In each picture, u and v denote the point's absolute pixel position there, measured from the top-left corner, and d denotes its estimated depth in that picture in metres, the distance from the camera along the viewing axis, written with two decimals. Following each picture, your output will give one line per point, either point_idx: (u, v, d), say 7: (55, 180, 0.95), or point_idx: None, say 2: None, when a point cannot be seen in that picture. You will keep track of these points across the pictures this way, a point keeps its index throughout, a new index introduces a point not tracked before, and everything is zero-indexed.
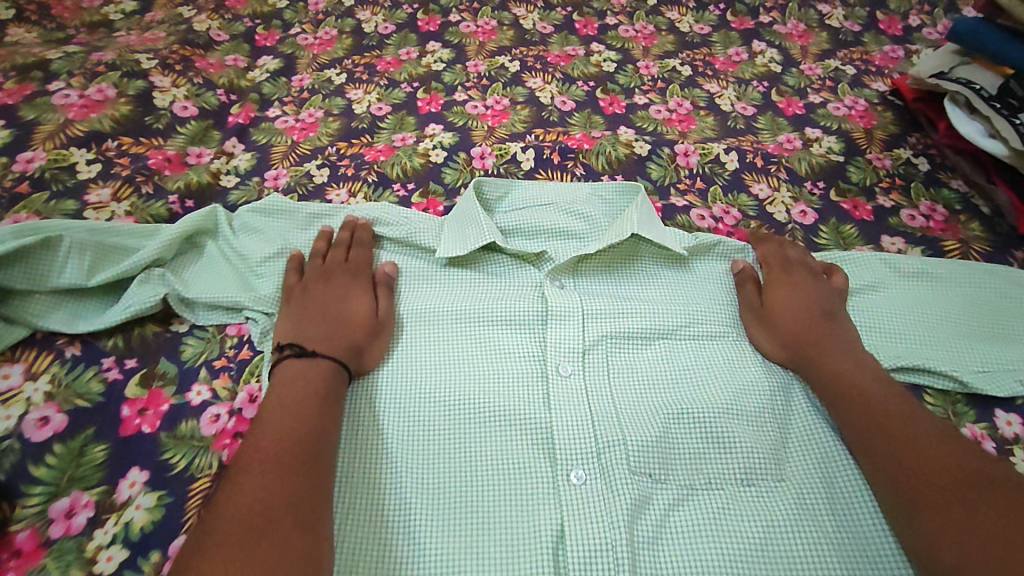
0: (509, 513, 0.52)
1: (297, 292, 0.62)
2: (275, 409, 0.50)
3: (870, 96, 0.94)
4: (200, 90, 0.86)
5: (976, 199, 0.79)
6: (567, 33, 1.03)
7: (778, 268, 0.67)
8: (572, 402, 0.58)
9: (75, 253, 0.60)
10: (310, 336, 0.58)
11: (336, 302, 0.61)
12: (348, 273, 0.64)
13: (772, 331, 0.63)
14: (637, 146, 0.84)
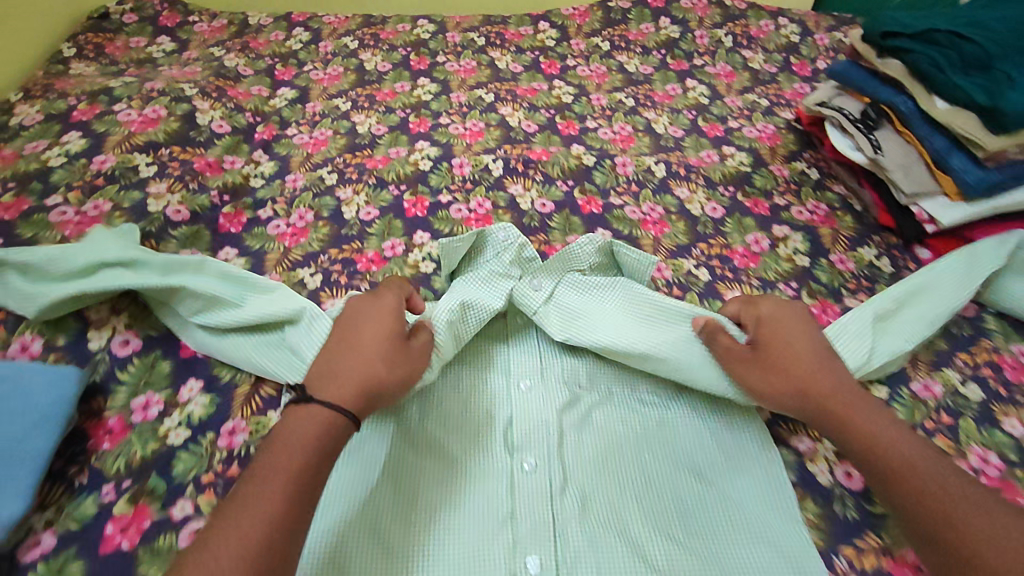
0: (513, 491, 0.64)
1: (325, 355, 0.62)
2: (287, 451, 0.53)
3: (778, 123, 1.15)
4: (232, 112, 1.06)
5: (851, 199, 1.00)
6: (534, 72, 1.25)
7: (768, 315, 0.71)
8: (524, 340, 0.78)
9: (142, 279, 0.74)
10: (335, 382, 0.59)
11: (366, 336, 0.63)
12: (378, 326, 0.64)
13: (760, 374, 0.66)
14: (585, 158, 1.05)
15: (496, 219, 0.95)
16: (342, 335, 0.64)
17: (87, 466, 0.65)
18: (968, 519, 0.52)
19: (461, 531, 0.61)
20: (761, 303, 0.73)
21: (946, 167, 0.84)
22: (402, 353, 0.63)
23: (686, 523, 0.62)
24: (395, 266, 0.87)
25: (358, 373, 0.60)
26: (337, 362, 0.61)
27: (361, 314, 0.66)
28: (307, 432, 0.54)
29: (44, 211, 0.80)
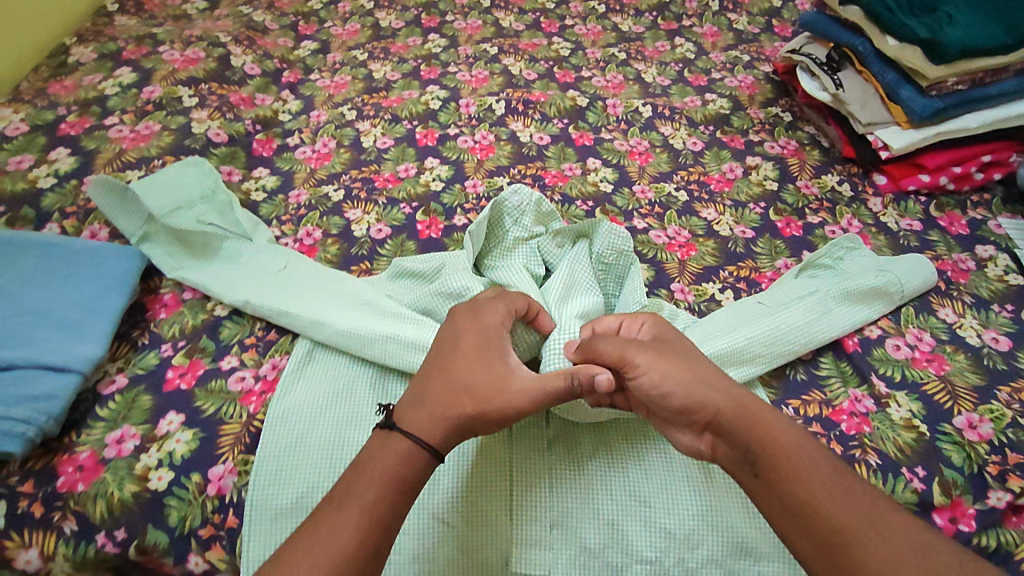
0: (523, 480, 0.63)
1: (431, 385, 0.58)
2: (347, 481, 0.53)
3: (758, 74, 1.25)
4: (262, 58, 1.17)
5: (820, 136, 1.10)
6: (535, 30, 1.36)
7: (663, 332, 0.63)
8: None
9: (220, 240, 0.81)
10: (437, 415, 0.56)
11: (471, 366, 0.58)
12: (486, 355, 0.59)
13: (655, 359, 0.58)
14: (580, 101, 1.16)
15: (497, 149, 1.05)
16: (440, 357, 0.60)
17: (148, 330, 0.75)
18: (863, 535, 0.48)
19: (484, 525, 0.61)
20: (640, 318, 0.66)
21: (896, 98, 0.95)
22: (495, 373, 0.57)
23: (690, 490, 0.63)
24: (407, 185, 0.98)
25: (451, 400, 0.56)
26: (434, 387, 0.58)
27: (466, 331, 0.61)
28: (381, 469, 0.53)
29: (104, 129, 0.93)
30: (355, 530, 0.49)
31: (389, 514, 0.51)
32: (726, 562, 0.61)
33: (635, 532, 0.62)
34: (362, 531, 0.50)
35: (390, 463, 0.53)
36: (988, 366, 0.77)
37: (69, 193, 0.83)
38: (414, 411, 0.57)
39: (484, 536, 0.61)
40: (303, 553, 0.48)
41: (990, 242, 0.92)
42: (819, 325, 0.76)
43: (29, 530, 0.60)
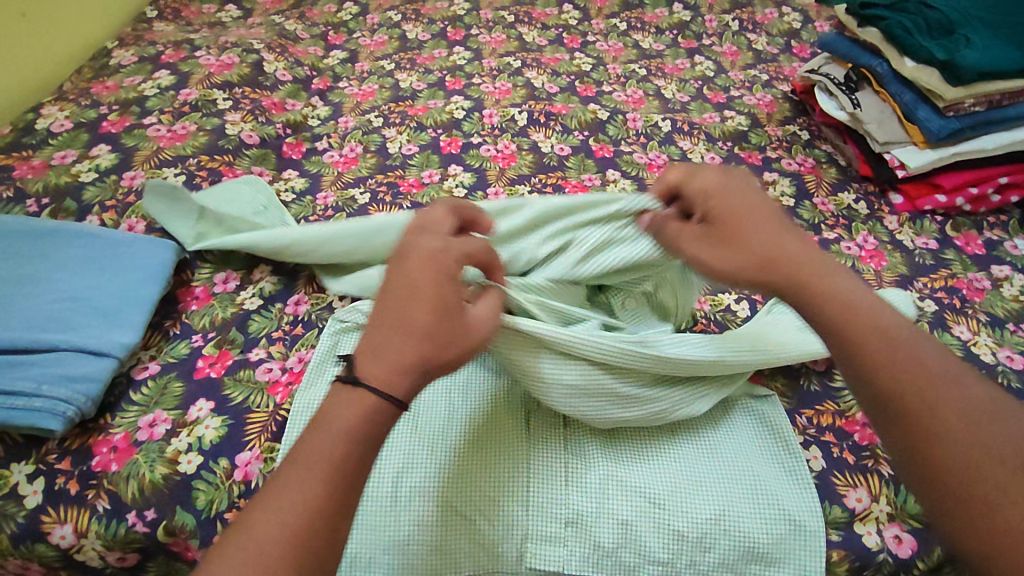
0: (542, 477, 0.65)
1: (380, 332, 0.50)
2: (314, 428, 0.46)
3: (777, 93, 1.27)
4: (293, 65, 1.21)
5: (837, 155, 1.11)
6: (558, 45, 1.39)
7: (712, 185, 0.61)
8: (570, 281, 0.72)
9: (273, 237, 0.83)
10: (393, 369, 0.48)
11: (409, 306, 0.50)
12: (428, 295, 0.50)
13: (705, 246, 0.59)
14: (600, 114, 1.18)
15: (519, 158, 1.08)
16: (391, 304, 0.50)
17: (179, 321, 0.78)
18: (895, 370, 0.47)
19: (501, 519, 0.63)
20: (697, 171, 0.63)
21: (914, 118, 0.97)
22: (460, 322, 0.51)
23: (708, 492, 0.64)
24: (431, 190, 1.00)
25: (410, 344, 0.49)
26: (391, 332, 0.49)
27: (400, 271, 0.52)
28: (353, 415, 0.46)
29: (142, 128, 0.97)
30: (313, 516, 0.42)
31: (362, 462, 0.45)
32: (741, 564, 0.62)
33: (651, 532, 0.63)
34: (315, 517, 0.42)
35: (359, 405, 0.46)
36: (1003, 384, 0.77)
37: (109, 187, 0.87)
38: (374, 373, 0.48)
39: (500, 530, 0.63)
40: (266, 516, 0.42)
41: (1006, 262, 0.93)
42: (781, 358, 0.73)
43: (64, 506, 0.62)
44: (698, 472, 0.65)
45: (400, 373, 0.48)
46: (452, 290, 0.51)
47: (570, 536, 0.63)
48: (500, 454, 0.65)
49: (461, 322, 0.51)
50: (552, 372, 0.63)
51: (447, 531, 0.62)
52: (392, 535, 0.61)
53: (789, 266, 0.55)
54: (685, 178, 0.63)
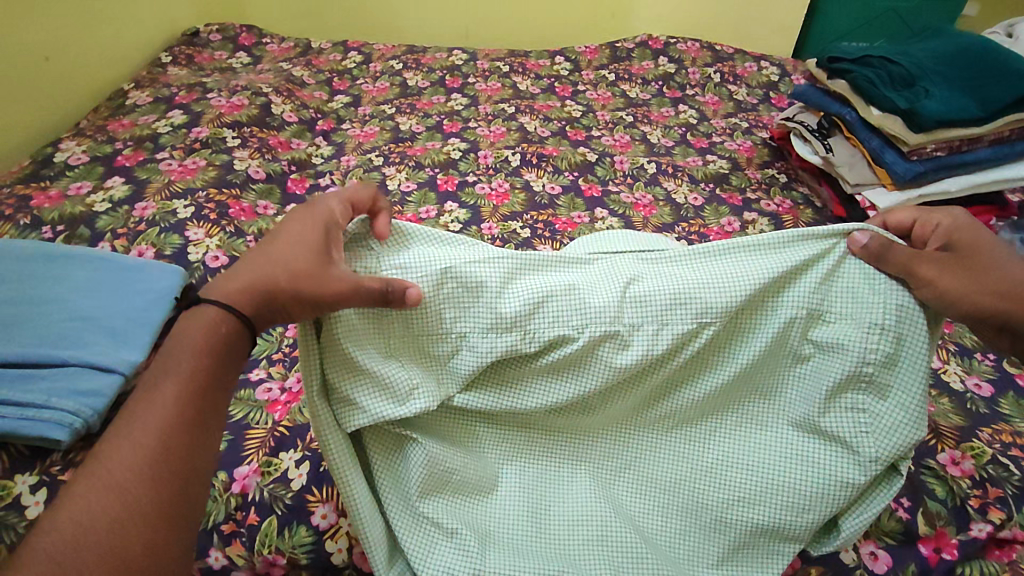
0: (558, 497, 0.63)
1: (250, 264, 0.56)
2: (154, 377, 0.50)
3: (756, 140, 1.34)
4: (300, 108, 1.28)
5: (814, 197, 1.17)
6: (550, 93, 1.48)
7: (950, 221, 0.61)
8: (549, 311, 0.59)
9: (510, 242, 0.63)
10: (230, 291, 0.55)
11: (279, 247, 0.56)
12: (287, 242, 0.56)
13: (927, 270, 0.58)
14: (589, 156, 1.24)
15: (512, 197, 1.12)
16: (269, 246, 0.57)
17: None
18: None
19: (575, 513, 0.63)
20: (934, 210, 0.63)
21: (881, 162, 1.03)
22: (317, 261, 0.54)
23: (753, 498, 0.61)
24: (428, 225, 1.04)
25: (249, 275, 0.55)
26: (245, 264, 0.56)
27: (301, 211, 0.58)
28: (194, 336, 0.52)
29: (154, 163, 1.02)
30: (154, 434, 0.46)
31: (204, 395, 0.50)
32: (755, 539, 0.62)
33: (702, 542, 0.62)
34: (152, 461, 0.45)
35: (189, 335, 0.52)
36: (972, 410, 0.80)
37: (121, 217, 0.91)
38: (194, 323, 0.53)
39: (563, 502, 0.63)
40: (98, 477, 0.44)
41: None
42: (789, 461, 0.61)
43: None
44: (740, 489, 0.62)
45: (241, 298, 0.54)
46: (294, 233, 0.56)
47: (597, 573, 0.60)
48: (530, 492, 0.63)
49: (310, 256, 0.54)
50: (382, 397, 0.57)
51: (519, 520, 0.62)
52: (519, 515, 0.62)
53: (985, 278, 0.59)
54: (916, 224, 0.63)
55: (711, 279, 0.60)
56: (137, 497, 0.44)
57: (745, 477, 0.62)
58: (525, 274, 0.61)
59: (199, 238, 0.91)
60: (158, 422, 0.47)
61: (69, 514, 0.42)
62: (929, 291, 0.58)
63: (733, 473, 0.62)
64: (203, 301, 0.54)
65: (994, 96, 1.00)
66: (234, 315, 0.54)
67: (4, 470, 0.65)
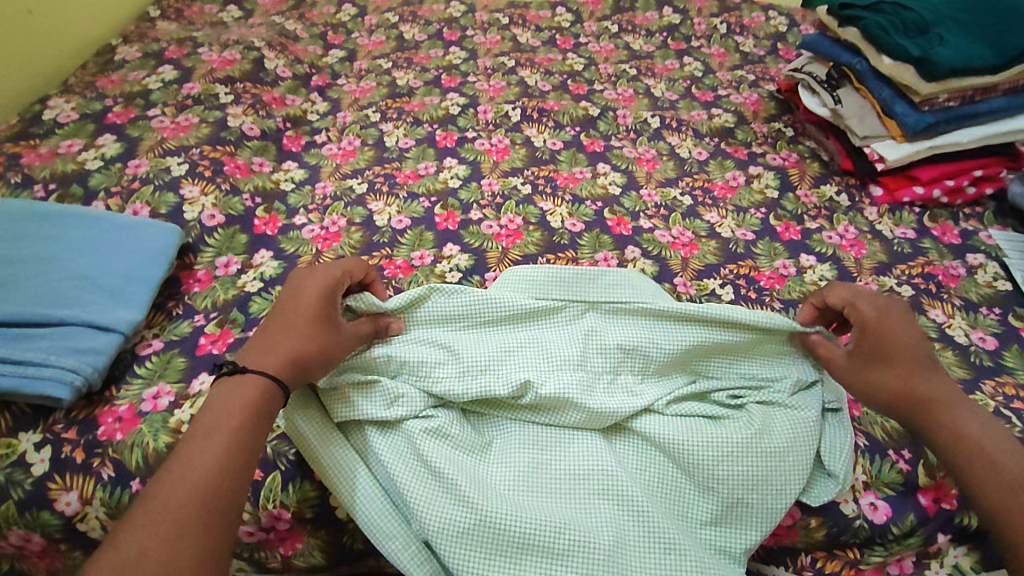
0: (555, 459, 0.64)
1: (276, 335, 0.60)
2: (204, 424, 0.53)
3: (762, 93, 1.31)
4: (294, 62, 1.24)
5: (820, 151, 1.14)
6: (551, 46, 1.43)
7: (872, 316, 0.65)
8: (512, 362, 0.67)
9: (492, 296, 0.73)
10: (274, 356, 0.59)
11: (294, 314, 0.62)
12: (299, 309, 0.63)
13: (852, 364, 0.66)
14: (592, 110, 1.21)
15: (512, 152, 1.10)
16: (279, 317, 0.62)
17: (182, 302, 0.79)
18: (968, 425, 0.60)
19: (567, 472, 0.64)
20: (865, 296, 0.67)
21: (892, 114, 1.01)
22: (335, 331, 0.63)
23: (735, 453, 0.63)
24: (427, 181, 1.02)
25: (285, 342, 0.60)
26: (272, 339, 0.60)
27: (304, 282, 0.64)
28: (242, 396, 0.55)
29: (146, 120, 1.00)
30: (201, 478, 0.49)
31: (246, 448, 0.53)
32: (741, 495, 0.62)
33: (690, 499, 0.64)
34: (193, 504, 0.48)
35: (232, 392, 0.55)
36: (975, 363, 0.80)
37: (114, 175, 0.90)
38: (238, 384, 0.56)
39: (552, 466, 0.64)
40: (146, 518, 0.47)
41: (981, 251, 0.96)
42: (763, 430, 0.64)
43: (70, 473, 0.63)
44: (731, 446, 0.63)
45: (285, 371, 0.58)
46: (311, 304, 0.62)
47: (598, 527, 0.60)
48: (522, 462, 0.64)
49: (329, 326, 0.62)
50: (366, 404, 0.63)
51: (511, 480, 0.63)
52: (509, 478, 0.63)
53: (893, 376, 0.63)
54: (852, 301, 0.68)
55: (673, 315, 0.71)
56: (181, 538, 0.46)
57: (727, 436, 0.64)
58: (495, 312, 0.70)
59: (194, 196, 0.89)
60: (205, 468, 0.50)
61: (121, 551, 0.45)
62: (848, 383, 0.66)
63: (717, 436, 0.64)
64: (244, 370, 0.57)
65: (1012, 42, 0.97)
66: (275, 381, 0.57)
67: (8, 428, 0.65)
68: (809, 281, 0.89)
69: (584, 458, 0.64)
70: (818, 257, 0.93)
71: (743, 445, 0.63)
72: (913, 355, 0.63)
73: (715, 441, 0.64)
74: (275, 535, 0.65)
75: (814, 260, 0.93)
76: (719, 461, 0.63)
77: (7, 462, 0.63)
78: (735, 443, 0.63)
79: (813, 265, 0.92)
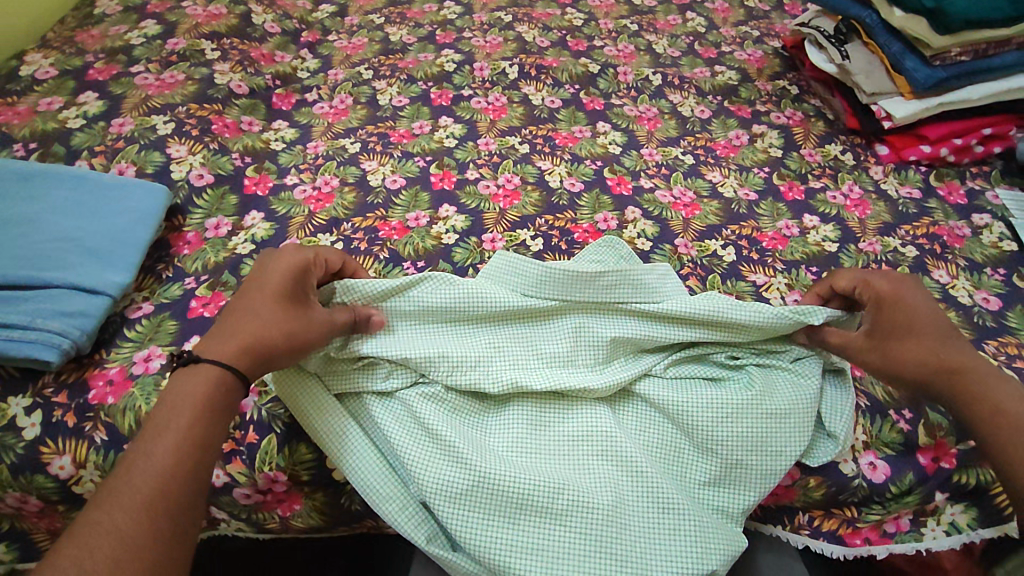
0: (552, 426, 0.63)
1: (240, 319, 0.56)
2: (151, 424, 0.50)
3: (767, 49, 1.27)
4: (282, 18, 1.20)
5: (826, 109, 1.11)
6: (549, 0, 1.38)
7: (887, 291, 0.63)
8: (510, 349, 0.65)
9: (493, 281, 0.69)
10: (236, 343, 0.55)
11: (258, 295, 0.58)
12: (265, 289, 0.58)
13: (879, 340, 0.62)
14: (591, 67, 1.18)
15: (510, 111, 1.06)
16: (244, 299, 0.58)
17: (172, 264, 0.77)
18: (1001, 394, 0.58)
19: (564, 441, 0.63)
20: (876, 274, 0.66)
21: (901, 69, 0.97)
22: (303, 313, 0.58)
23: (734, 415, 0.62)
24: (421, 140, 0.99)
25: (248, 326, 0.56)
26: (234, 323, 0.56)
27: (276, 265, 0.60)
28: (196, 389, 0.52)
29: (129, 76, 0.96)
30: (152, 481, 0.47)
31: (199, 445, 0.50)
32: (742, 455, 0.62)
33: (690, 462, 0.63)
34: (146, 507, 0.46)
35: (184, 385, 0.52)
36: (978, 324, 0.78)
37: (97, 133, 0.87)
38: (191, 378, 0.52)
39: (549, 439, 0.63)
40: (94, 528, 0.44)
41: (987, 211, 0.94)
42: (765, 393, 0.63)
43: (62, 437, 0.62)
44: (731, 406, 0.63)
45: (244, 359, 0.54)
46: (275, 289, 0.58)
47: (596, 487, 0.60)
48: (519, 434, 0.63)
49: (297, 314, 0.58)
50: (365, 383, 0.62)
51: (508, 450, 0.62)
52: (506, 449, 0.62)
53: (914, 348, 0.61)
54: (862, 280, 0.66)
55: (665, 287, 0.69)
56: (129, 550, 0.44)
57: (726, 401, 0.63)
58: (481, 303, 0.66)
59: (181, 155, 0.87)
60: (153, 471, 0.47)
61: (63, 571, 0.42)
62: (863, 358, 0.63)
63: (715, 402, 0.63)
64: (199, 360, 0.53)
65: None
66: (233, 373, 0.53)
67: None
68: (812, 241, 0.87)
69: (581, 430, 0.63)
70: (822, 217, 0.91)
71: (741, 408, 0.62)
72: (938, 325, 0.62)
73: (714, 408, 0.63)
74: (272, 497, 0.65)
75: (818, 220, 0.91)
76: (717, 422, 0.62)
77: None
78: (733, 407, 0.63)
79: (817, 226, 0.90)
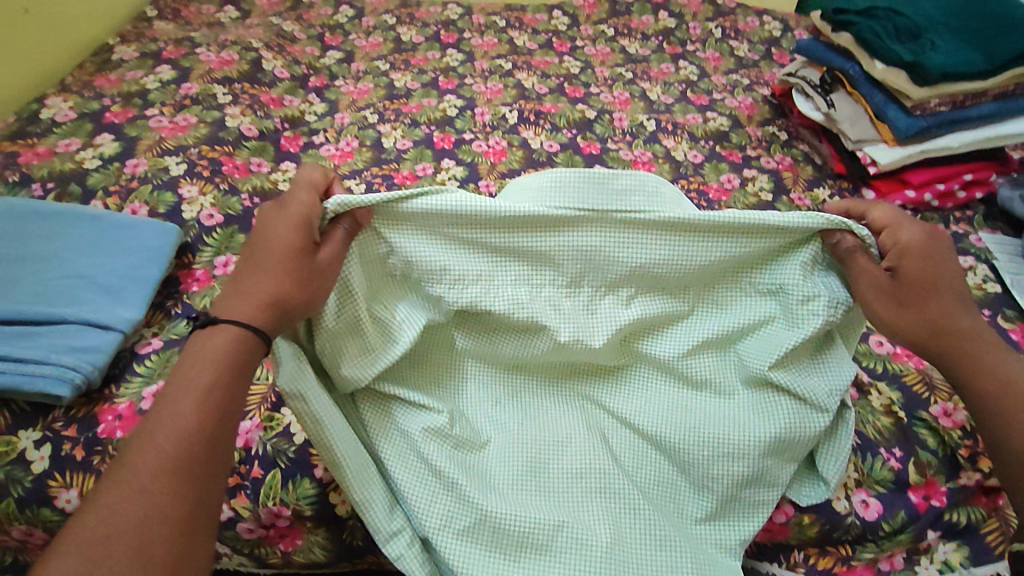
0: (552, 461, 0.64)
1: (247, 276, 0.55)
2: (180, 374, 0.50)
3: (756, 97, 1.32)
4: (291, 64, 1.25)
5: (814, 154, 1.16)
6: (547, 49, 1.44)
7: (914, 244, 0.61)
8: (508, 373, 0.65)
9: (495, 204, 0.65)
10: (247, 302, 0.53)
11: (260, 248, 0.56)
12: (269, 240, 0.56)
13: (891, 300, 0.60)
14: (588, 113, 1.22)
15: (510, 154, 1.10)
16: (249, 255, 0.56)
17: (181, 301, 0.79)
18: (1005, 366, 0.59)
19: (563, 475, 0.64)
20: (903, 224, 0.63)
21: (884, 117, 1.02)
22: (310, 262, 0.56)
23: (731, 452, 0.63)
24: (424, 182, 1.02)
25: (258, 283, 0.54)
26: (243, 283, 0.55)
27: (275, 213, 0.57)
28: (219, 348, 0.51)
29: (144, 119, 1.00)
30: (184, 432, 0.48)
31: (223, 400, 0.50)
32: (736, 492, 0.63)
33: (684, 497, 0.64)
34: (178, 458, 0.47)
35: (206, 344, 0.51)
36: None
37: (113, 174, 0.90)
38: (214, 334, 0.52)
39: (547, 474, 0.64)
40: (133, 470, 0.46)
41: (970, 253, 0.97)
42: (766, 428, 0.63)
43: (70, 471, 0.63)
44: (728, 444, 0.63)
45: (263, 319, 0.53)
46: (279, 242, 0.56)
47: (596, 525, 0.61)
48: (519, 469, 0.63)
49: (309, 264, 0.55)
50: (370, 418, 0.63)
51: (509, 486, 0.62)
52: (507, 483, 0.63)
53: (927, 309, 0.60)
54: (892, 226, 0.63)
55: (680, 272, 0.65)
56: (148, 545, 0.43)
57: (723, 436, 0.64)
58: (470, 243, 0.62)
59: (192, 196, 0.89)
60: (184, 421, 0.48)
61: (85, 539, 0.42)
62: (874, 313, 0.61)
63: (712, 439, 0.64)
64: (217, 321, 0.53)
65: (1003, 48, 0.98)
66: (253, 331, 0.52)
67: (7, 426, 0.65)
68: None
69: (579, 466, 0.64)
70: None
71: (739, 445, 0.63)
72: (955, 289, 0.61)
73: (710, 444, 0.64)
74: (274, 532, 0.66)
75: None
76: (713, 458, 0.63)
77: (7, 459, 0.63)
78: (731, 444, 0.63)
79: None
